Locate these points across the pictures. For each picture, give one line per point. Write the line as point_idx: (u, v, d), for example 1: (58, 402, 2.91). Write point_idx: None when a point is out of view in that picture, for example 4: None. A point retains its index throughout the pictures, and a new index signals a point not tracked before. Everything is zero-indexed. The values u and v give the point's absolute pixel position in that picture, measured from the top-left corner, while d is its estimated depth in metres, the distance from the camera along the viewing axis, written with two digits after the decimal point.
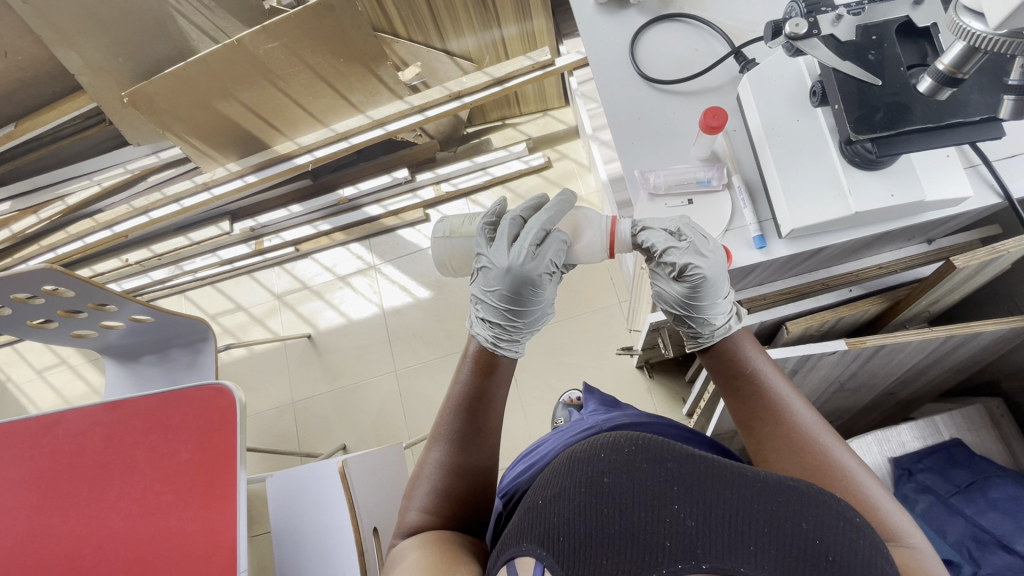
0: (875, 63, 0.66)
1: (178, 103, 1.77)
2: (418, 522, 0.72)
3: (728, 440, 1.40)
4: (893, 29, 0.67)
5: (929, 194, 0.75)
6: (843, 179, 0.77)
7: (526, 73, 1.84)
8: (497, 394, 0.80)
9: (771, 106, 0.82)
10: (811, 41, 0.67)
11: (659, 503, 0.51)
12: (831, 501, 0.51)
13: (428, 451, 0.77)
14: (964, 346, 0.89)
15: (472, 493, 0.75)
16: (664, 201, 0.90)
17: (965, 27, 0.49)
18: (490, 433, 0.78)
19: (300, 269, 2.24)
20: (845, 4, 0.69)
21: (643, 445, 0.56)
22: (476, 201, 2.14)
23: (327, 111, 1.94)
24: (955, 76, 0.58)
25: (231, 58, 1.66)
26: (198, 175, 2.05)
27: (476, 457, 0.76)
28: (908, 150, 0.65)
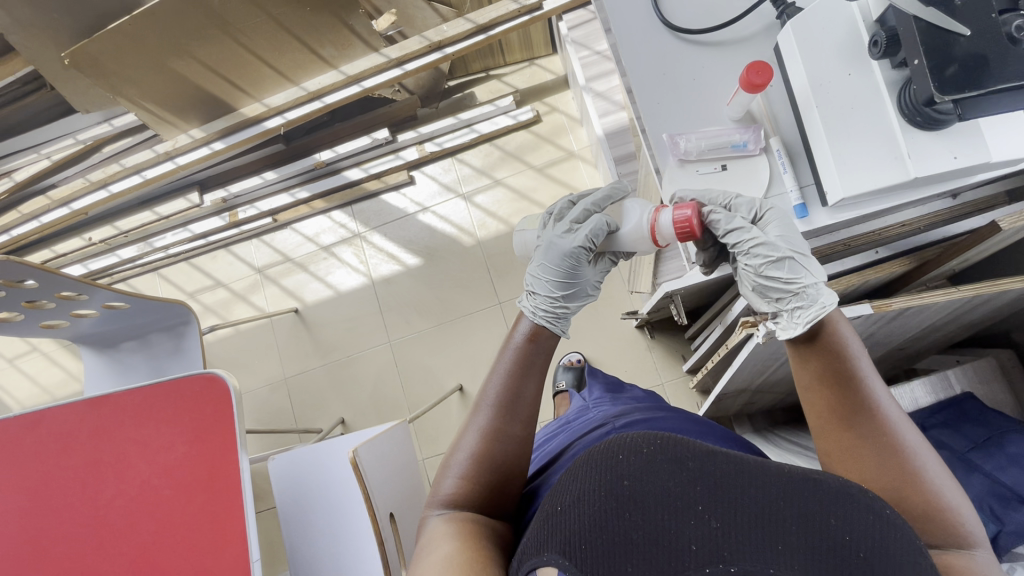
0: (961, 8, 0.61)
1: (127, 63, 1.59)
2: (454, 492, 0.69)
3: (733, 399, 1.41)
4: None
5: (992, 156, 0.70)
6: (902, 142, 0.71)
7: (512, 19, 1.71)
8: (540, 363, 0.76)
9: (819, 60, 0.75)
10: None
11: (682, 505, 0.49)
12: (859, 495, 0.48)
13: (471, 419, 0.73)
14: (988, 304, 0.87)
15: (511, 465, 0.72)
16: (695, 167, 0.83)
17: None
18: (531, 405, 0.74)
19: (280, 241, 2.13)
20: None
21: (662, 444, 0.53)
22: (463, 160, 2.03)
23: (295, 68, 1.78)
24: None
25: (184, 8, 1.49)
26: (159, 144, 1.89)
27: (522, 426, 0.72)
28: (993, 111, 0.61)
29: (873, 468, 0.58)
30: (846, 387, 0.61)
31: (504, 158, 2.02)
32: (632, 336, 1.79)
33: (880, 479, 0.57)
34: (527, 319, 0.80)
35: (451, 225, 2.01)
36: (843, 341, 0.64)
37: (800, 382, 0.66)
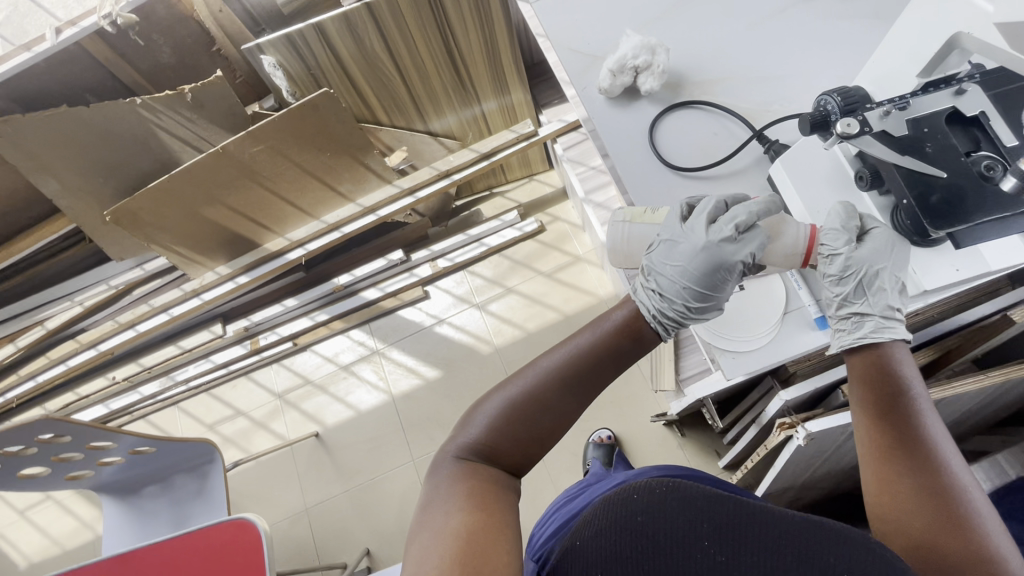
0: (934, 155, 0.68)
1: (163, 214, 1.74)
2: (478, 434, 0.70)
3: (777, 496, 1.36)
4: (944, 121, 0.69)
5: (991, 264, 0.74)
6: (904, 258, 0.75)
7: (511, 145, 1.94)
8: (613, 367, 0.75)
9: (813, 190, 0.79)
10: (863, 138, 0.69)
11: (690, 540, 0.56)
12: (855, 536, 0.54)
13: (513, 382, 0.73)
14: (1019, 387, 0.89)
15: (546, 437, 0.72)
16: None
17: None
18: (584, 397, 0.74)
19: (300, 364, 2.15)
20: (888, 100, 0.70)
21: (673, 485, 0.59)
22: (474, 272, 2.12)
23: (316, 204, 1.93)
24: None
25: (216, 165, 1.65)
26: (187, 282, 2.01)
27: (570, 404, 0.73)
28: (989, 238, 0.66)
29: (916, 508, 0.61)
30: (896, 424, 0.66)
31: (514, 267, 2.11)
32: (662, 435, 1.75)
33: (927, 520, 0.60)
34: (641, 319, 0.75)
35: (467, 335, 2.05)
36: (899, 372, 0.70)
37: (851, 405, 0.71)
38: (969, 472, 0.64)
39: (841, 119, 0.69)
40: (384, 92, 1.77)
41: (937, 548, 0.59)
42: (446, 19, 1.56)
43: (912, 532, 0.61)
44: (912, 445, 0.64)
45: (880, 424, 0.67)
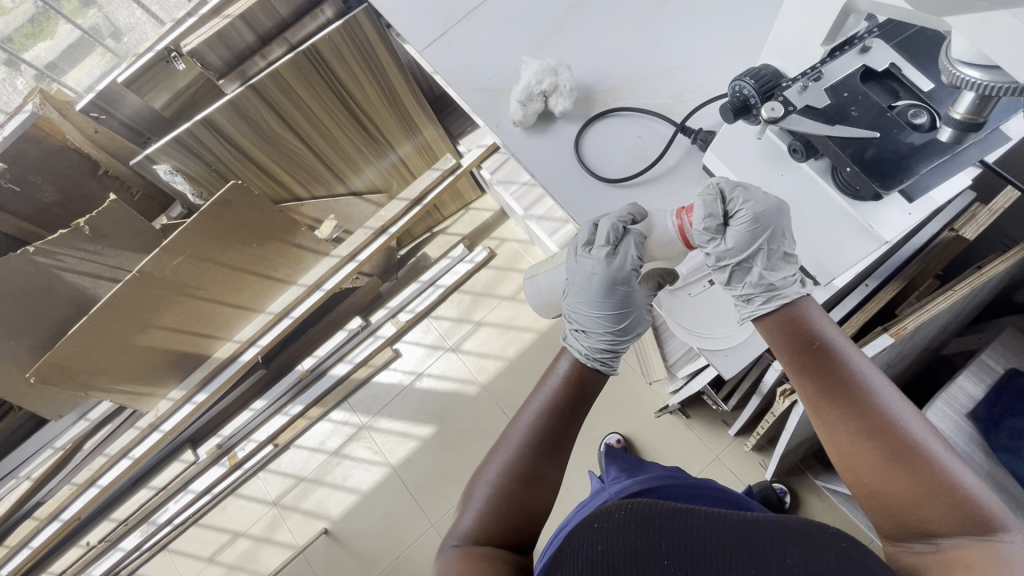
0: (861, 117, 0.70)
1: (93, 357, 1.60)
2: (471, 522, 0.70)
3: (795, 451, 1.37)
4: (858, 82, 0.71)
5: (939, 197, 0.73)
6: (858, 216, 0.74)
7: (439, 183, 1.89)
8: (581, 412, 0.78)
9: (751, 170, 0.78)
10: (791, 117, 0.69)
11: (649, 559, 0.56)
12: (812, 529, 0.55)
13: (492, 462, 0.75)
14: (983, 288, 0.93)
15: (538, 502, 0.72)
16: (687, 291, 0.90)
17: (965, 77, 0.53)
18: (567, 450, 0.76)
19: (287, 463, 2.02)
20: (802, 74, 0.71)
21: (631, 506, 0.60)
22: (439, 317, 2.06)
23: (257, 298, 1.83)
24: (975, 122, 0.59)
25: (138, 289, 1.53)
26: (141, 418, 1.86)
27: (550, 464, 0.74)
28: (936, 183, 0.69)
29: (860, 450, 0.63)
30: (818, 373, 0.68)
31: (476, 299, 2.07)
32: (669, 422, 1.74)
33: (868, 458, 0.62)
34: (569, 357, 0.82)
35: (450, 381, 1.99)
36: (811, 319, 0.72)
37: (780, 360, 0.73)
38: (906, 402, 0.65)
39: (766, 104, 0.69)
40: (296, 165, 1.70)
41: (884, 481, 0.60)
42: (337, 80, 1.52)
43: (861, 474, 0.63)
44: (844, 387, 0.66)
45: (812, 377, 0.68)
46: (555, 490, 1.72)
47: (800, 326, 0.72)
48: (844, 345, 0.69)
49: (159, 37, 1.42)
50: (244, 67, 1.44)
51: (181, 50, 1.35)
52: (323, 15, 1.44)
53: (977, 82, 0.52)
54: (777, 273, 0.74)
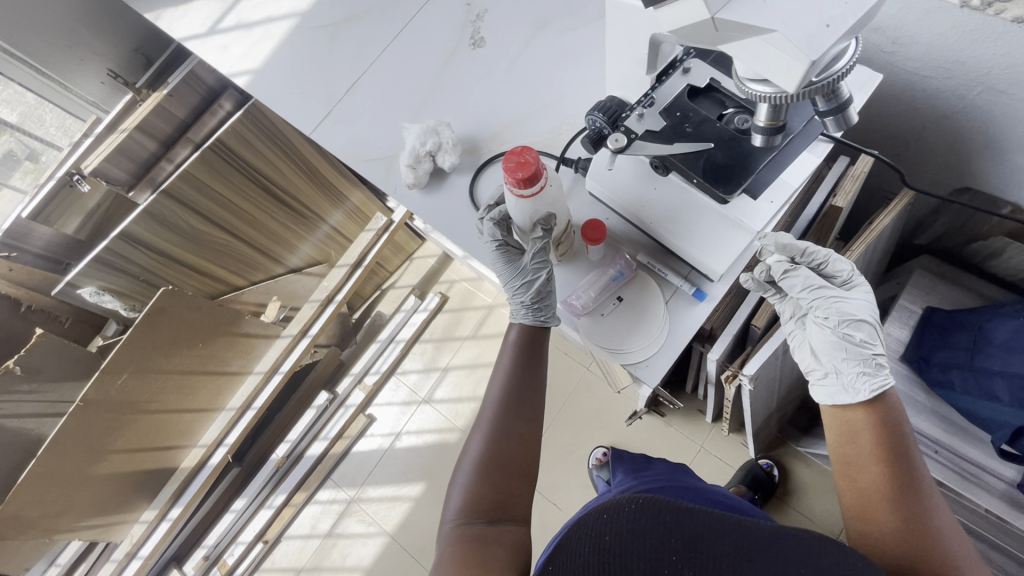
0: (696, 132, 0.75)
1: (51, 500, 1.52)
2: (463, 498, 0.72)
3: (767, 426, 1.40)
4: (687, 100, 0.77)
5: (795, 180, 0.78)
6: (730, 212, 0.77)
7: (374, 242, 1.86)
8: (542, 366, 0.82)
9: (626, 189, 0.82)
10: (635, 144, 0.74)
11: (661, 556, 0.57)
12: (832, 546, 0.57)
13: (472, 438, 0.78)
14: (879, 243, 1.00)
15: (516, 463, 0.75)
16: (598, 313, 0.84)
17: (757, 91, 0.57)
18: (536, 407, 0.79)
19: (282, 558, 1.94)
20: (637, 103, 0.77)
21: (645, 502, 0.60)
22: (405, 371, 2.05)
23: (215, 396, 1.78)
24: (777, 125, 0.62)
25: (84, 418, 1.47)
26: (116, 550, 1.76)
27: (526, 423, 0.78)
28: (773, 178, 0.75)
29: (893, 539, 0.69)
30: (897, 471, 0.71)
31: (438, 345, 2.06)
32: (648, 424, 1.75)
33: (914, 554, 0.67)
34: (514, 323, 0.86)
35: (431, 433, 1.96)
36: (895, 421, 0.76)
37: (857, 447, 0.75)
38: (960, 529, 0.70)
39: (609, 137, 0.75)
40: (226, 258, 1.69)
41: None
42: (251, 167, 1.53)
43: (897, 560, 0.68)
44: (904, 489, 0.70)
45: (872, 464, 0.73)
46: (555, 519, 1.70)
47: (883, 426, 0.75)
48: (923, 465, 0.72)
49: (59, 162, 1.42)
50: (152, 174, 1.44)
51: (83, 172, 1.37)
52: (222, 109, 1.46)
53: (768, 97, 0.56)
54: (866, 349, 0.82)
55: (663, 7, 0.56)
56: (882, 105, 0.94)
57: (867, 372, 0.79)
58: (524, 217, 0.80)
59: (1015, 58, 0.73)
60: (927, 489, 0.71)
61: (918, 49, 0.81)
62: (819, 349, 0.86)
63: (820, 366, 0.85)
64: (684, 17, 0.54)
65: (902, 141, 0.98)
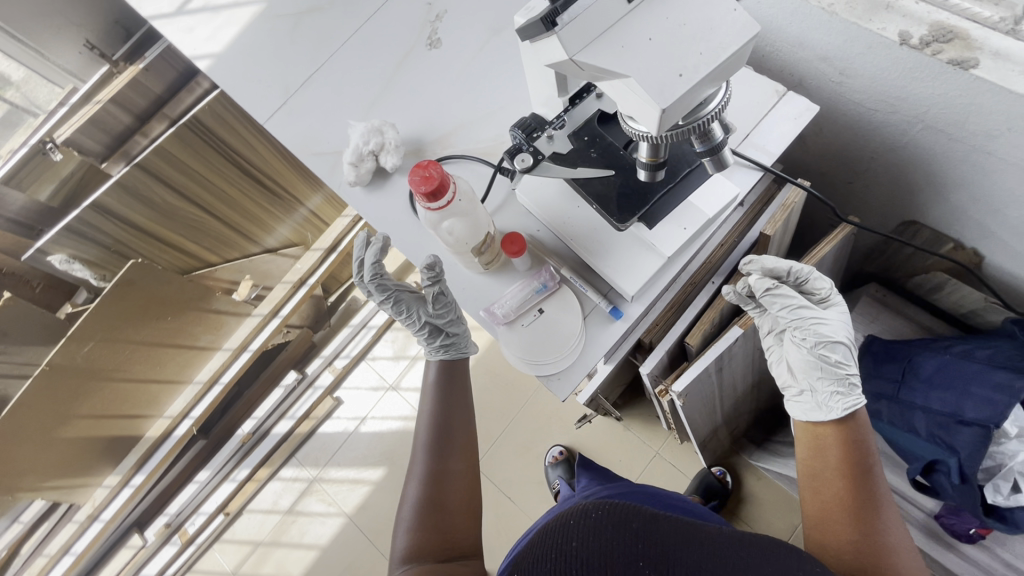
0: (600, 158, 0.77)
1: (13, 460, 1.55)
2: (406, 543, 0.77)
3: (714, 438, 1.42)
4: (596, 126, 0.79)
5: (709, 210, 0.78)
6: (646, 235, 0.78)
7: (349, 229, 1.90)
8: (464, 399, 0.90)
9: (550, 205, 0.83)
10: (542, 165, 0.76)
11: (627, 561, 0.59)
12: (782, 555, 0.62)
13: (410, 483, 0.83)
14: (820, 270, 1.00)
15: (449, 498, 0.81)
16: (520, 323, 0.85)
17: (635, 132, 0.57)
18: (462, 438, 0.87)
19: (242, 531, 1.99)
20: (550, 124, 0.78)
21: (610, 509, 0.63)
22: (376, 358, 2.07)
23: (182, 369, 1.81)
24: (658, 161, 0.63)
25: (48, 382, 1.49)
26: (79, 511, 1.81)
27: (461, 460, 0.85)
28: (670, 209, 0.78)
29: (846, 549, 0.73)
30: (855, 484, 0.76)
31: (410, 334, 2.09)
32: (605, 426, 1.78)
33: (860, 559, 0.71)
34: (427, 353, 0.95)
35: (395, 420, 1.99)
36: (863, 437, 0.80)
37: (824, 460, 0.80)
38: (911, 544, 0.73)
39: (516, 157, 0.76)
40: (199, 234, 1.70)
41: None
42: (226, 146, 1.53)
43: (846, 564, 0.72)
44: (862, 502, 0.74)
45: (833, 478, 0.77)
46: (507, 513, 1.74)
47: (850, 441, 0.80)
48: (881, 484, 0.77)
49: (33, 129, 1.42)
50: (126, 147, 1.45)
51: (55, 141, 1.37)
52: (200, 86, 1.46)
53: (643, 135, 0.57)
54: (844, 368, 0.85)
55: (535, 43, 0.54)
56: (831, 130, 0.95)
57: (848, 393, 0.82)
58: (444, 228, 0.79)
59: (949, 100, 0.74)
60: (883, 504, 0.75)
61: (861, 81, 0.82)
62: (796, 366, 0.88)
63: (796, 384, 0.88)
64: (551, 54, 0.54)
65: (850, 167, 1.00)
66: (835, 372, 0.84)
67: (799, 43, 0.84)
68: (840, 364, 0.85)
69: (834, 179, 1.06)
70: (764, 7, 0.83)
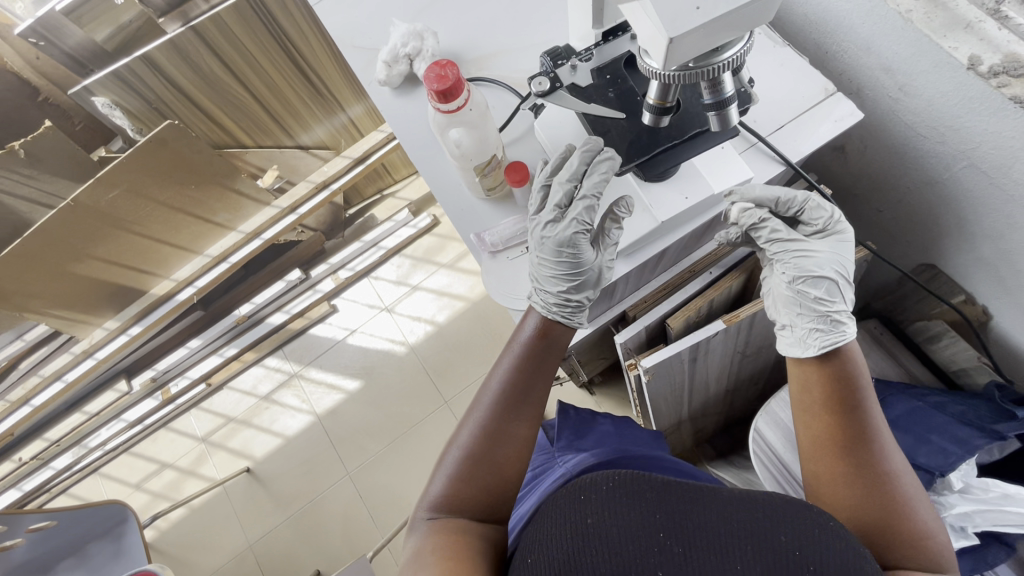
0: (615, 99, 0.76)
1: (26, 281, 1.65)
2: (440, 492, 0.74)
3: (677, 433, 1.43)
4: (622, 66, 0.76)
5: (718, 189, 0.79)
6: (643, 196, 0.80)
7: (382, 146, 1.88)
8: (548, 365, 0.81)
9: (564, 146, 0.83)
10: (557, 93, 0.75)
11: (648, 535, 0.60)
12: (803, 510, 0.61)
13: (463, 430, 0.79)
14: None
15: (502, 462, 0.76)
16: (506, 256, 0.87)
17: (648, 66, 0.55)
18: (533, 407, 0.80)
19: (219, 404, 2.10)
20: (577, 54, 0.76)
21: (623, 480, 0.64)
22: (378, 278, 2.11)
23: (196, 239, 1.87)
24: (665, 106, 0.63)
25: (70, 217, 1.55)
26: (76, 345, 1.92)
27: (523, 426, 0.78)
28: (669, 166, 0.76)
29: (851, 490, 0.71)
30: (843, 422, 0.73)
31: (416, 264, 2.11)
32: (578, 397, 1.80)
33: (854, 493, 0.70)
34: (535, 313, 0.83)
35: (383, 340, 2.05)
36: (849, 368, 0.77)
37: (811, 399, 0.77)
38: (903, 459, 0.73)
39: (536, 79, 0.76)
40: (237, 111, 1.72)
41: (865, 514, 0.70)
42: (280, 29, 1.52)
43: (840, 496, 0.72)
44: (853, 437, 0.72)
45: (824, 419, 0.75)
46: None
47: (839, 374, 0.76)
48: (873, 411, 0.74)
49: None
50: (185, 8, 1.48)
51: None
52: None
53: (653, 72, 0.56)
54: (830, 304, 0.80)
55: None
56: (876, 150, 0.91)
57: (830, 331, 0.79)
58: (457, 142, 0.78)
59: (1001, 142, 0.70)
60: (874, 433, 0.73)
61: (917, 102, 0.78)
62: (778, 300, 0.86)
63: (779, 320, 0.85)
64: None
65: (885, 193, 0.96)
66: (820, 310, 0.80)
67: (866, 48, 0.80)
68: (824, 298, 0.80)
69: (866, 203, 1.02)
70: (840, 1, 0.79)
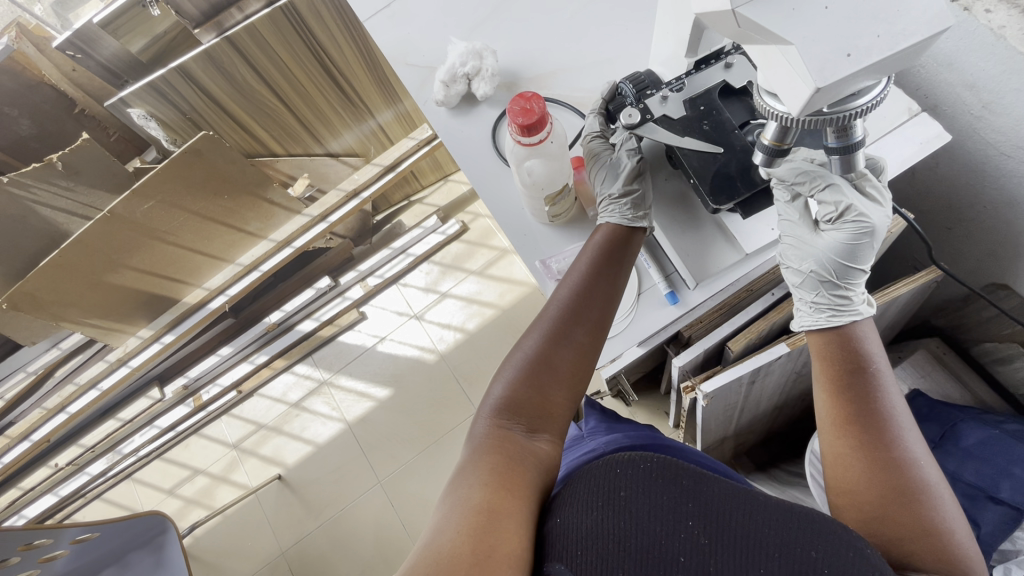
0: (711, 130, 0.79)
1: (63, 291, 1.65)
2: (501, 393, 0.69)
3: (720, 448, 1.42)
4: (716, 96, 0.80)
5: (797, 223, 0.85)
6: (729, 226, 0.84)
7: (413, 153, 1.86)
8: (619, 275, 0.77)
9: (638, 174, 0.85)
10: (647, 125, 0.79)
11: (676, 520, 0.53)
12: (839, 531, 0.51)
13: (524, 339, 0.73)
14: (888, 310, 0.95)
15: (567, 368, 0.71)
16: None
17: (771, 108, 0.54)
18: (602, 314, 0.74)
19: (249, 410, 2.10)
20: (667, 84, 0.80)
21: (660, 462, 0.56)
22: (407, 285, 2.10)
23: (228, 248, 1.86)
24: (781, 147, 0.62)
25: (110, 230, 1.56)
26: (111, 352, 1.94)
27: (588, 335, 0.73)
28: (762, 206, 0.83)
29: (860, 480, 0.65)
30: (857, 397, 0.69)
31: (445, 271, 2.10)
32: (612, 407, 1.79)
33: (869, 477, 0.65)
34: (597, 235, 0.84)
35: (413, 348, 2.04)
36: (863, 343, 0.74)
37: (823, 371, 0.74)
38: (924, 448, 0.67)
39: (625, 110, 0.80)
40: (268, 120, 1.71)
41: (870, 502, 0.64)
42: (314, 37, 1.49)
43: (850, 483, 0.66)
44: (863, 422, 0.68)
45: (833, 403, 0.70)
46: None
47: (852, 350, 0.74)
48: (892, 391, 0.70)
49: None
50: (220, 18, 1.45)
51: None
52: None
53: (777, 116, 0.54)
54: (821, 296, 0.78)
55: None
56: (951, 168, 0.88)
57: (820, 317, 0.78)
58: (527, 171, 0.78)
59: None
60: (891, 414, 0.68)
61: (1004, 120, 0.75)
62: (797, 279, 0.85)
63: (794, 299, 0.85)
64: (709, 4, 0.50)
65: (956, 212, 0.94)
66: (814, 297, 0.78)
67: (948, 64, 0.76)
68: (815, 286, 0.78)
69: (936, 220, 0.99)
70: None
